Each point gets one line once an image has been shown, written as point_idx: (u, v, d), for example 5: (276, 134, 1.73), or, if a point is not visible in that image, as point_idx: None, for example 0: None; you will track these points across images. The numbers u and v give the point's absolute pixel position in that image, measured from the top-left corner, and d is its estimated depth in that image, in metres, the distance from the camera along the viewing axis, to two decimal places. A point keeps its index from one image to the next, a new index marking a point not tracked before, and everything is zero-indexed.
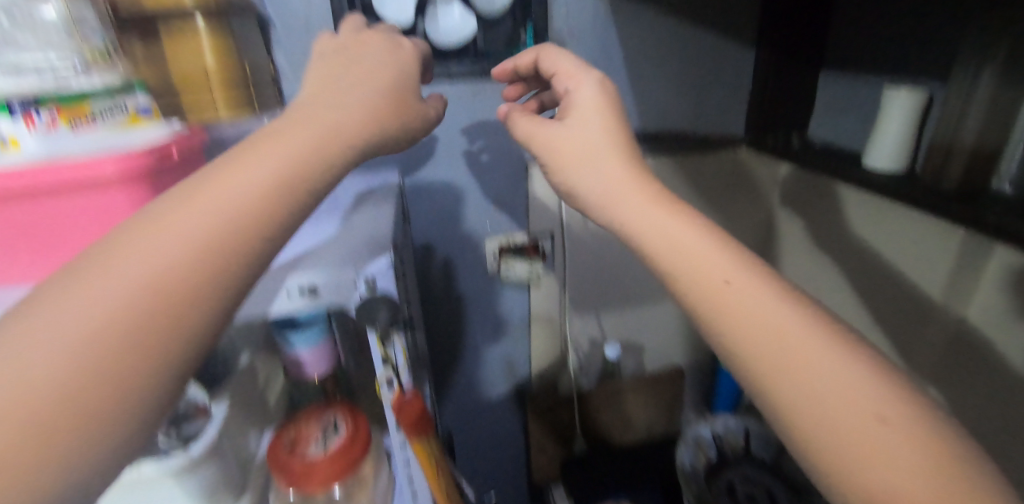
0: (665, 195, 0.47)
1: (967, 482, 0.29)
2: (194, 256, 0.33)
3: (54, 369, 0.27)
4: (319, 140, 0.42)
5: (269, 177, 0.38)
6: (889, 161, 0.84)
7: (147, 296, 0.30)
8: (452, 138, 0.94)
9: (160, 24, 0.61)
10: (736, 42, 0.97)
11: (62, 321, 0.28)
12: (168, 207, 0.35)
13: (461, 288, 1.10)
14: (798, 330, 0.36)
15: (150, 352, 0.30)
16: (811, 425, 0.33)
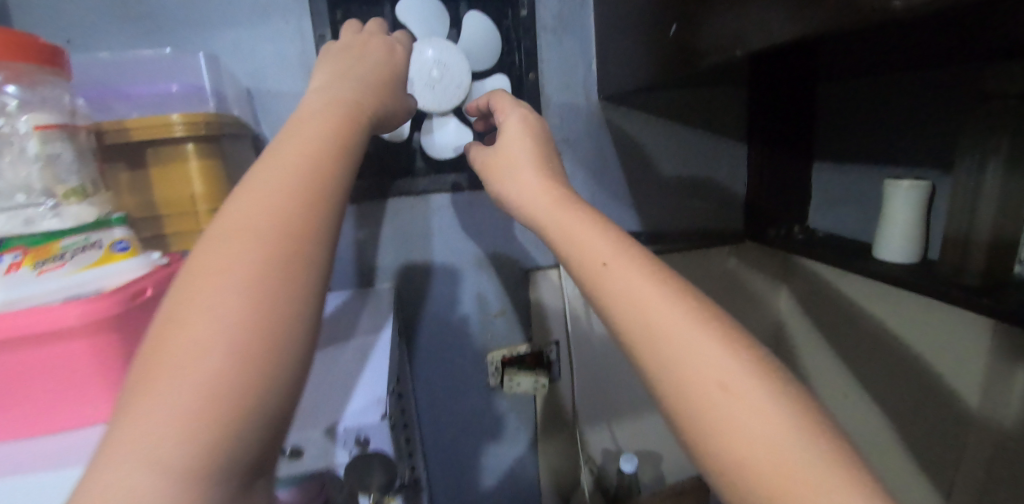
0: (567, 197, 0.49)
1: (801, 449, 0.30)
2: (244, 310, 0.31)
3: (206, 356, 0.29)
4: (313, 152, 0.39)
5: (276, 205, 0.35)
6: (903, 251, 0.81)
7: (218, 374, 0.29)
8: (450, 243, 0.91)
9: (149, 153, 0.58)
10: (725, 141, 1.00)
11: (144, 426, 0.28)
12: (189, 277, 0.33)
13: (462, 404, 1.00)
14: (663, 307, 0.37)
15: (240, 410, 0.29)
16: (685, 404, 0.33)
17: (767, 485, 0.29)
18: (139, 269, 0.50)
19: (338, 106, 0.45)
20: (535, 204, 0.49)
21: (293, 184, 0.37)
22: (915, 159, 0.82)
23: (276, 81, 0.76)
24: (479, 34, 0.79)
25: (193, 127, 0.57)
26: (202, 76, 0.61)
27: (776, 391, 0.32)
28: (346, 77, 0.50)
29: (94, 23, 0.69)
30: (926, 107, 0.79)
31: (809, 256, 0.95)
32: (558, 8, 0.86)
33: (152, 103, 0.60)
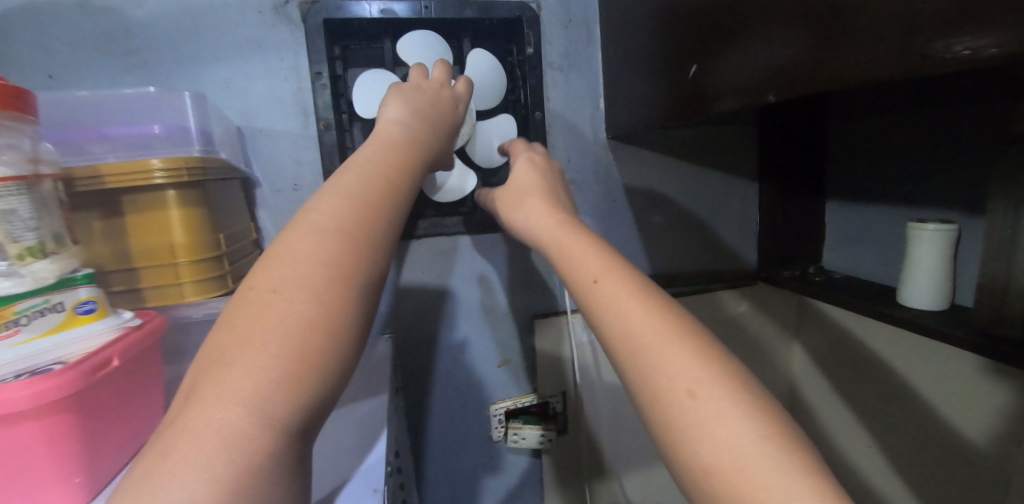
0: (570, 219, 0.49)
1: (765, 463, 0.30)
2: (323, 306, 0.37)
3: (291, 323, 0.36)
4: (383, 172, 0.47)
5: (350, 216, 0.42)
6: (932, 297, 0.76)
7: (299, 340, 0.36)
8: (451, 288, 0.86)
9: (125, 201, 0.53)
10: (736, 180, 0.97)
11: (228, 399, 0.33)
12: (270, 271, 0.39)
13: (462, 460, 0.93)
14: (645, 320, 0.37)
15: (305, 396, 0.35)
16: (673, 422, 0.33)
17: (730, 496, 0.30)
18: (111, 332, 0.45)
19: (407, 130, 0.54)
20: (539, 233, 0.49)
21: (366, 199, 0.44)
22: (938, 200, 0.79)
23: (269, 119, 0.73)
24: (485, 71, 0.76)
25: (175, 173, 0.53)
26: (187, 116, 0.57)
27: (750, 408, 0.32)
28: (412, 104, 0.58)
29: (80, 58, 0.66)
30: (943, 148, 0.77)
31: (823, 300, 0.90)
32: (564, 46, 0.83)
33: (132, 145, 0.55)
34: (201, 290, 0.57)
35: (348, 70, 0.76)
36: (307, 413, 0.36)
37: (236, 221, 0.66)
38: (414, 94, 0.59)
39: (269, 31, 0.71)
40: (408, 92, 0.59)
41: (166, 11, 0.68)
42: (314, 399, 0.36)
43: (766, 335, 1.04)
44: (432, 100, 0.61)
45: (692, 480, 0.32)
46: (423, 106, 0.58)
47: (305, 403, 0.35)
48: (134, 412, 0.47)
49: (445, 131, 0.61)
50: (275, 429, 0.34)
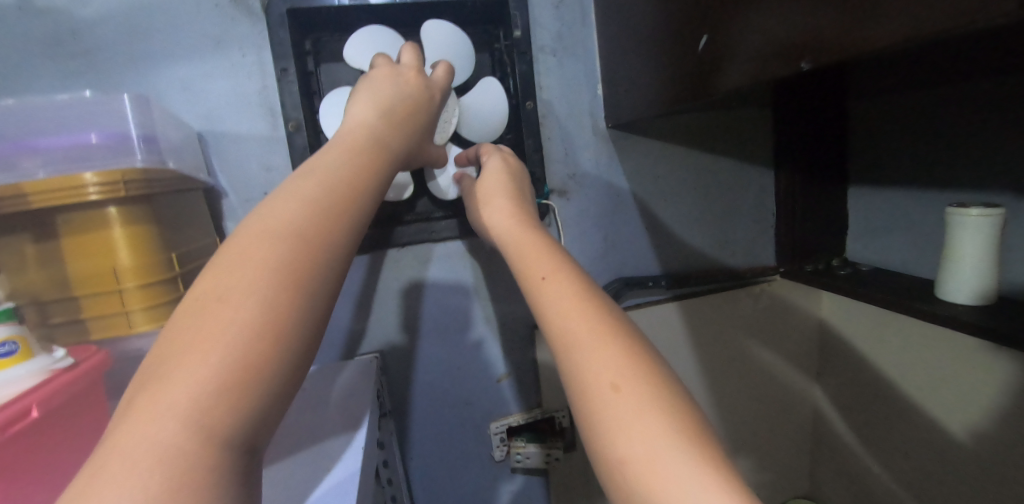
0: (530, 222, 0.49)
1: (673, 459, 0.28)
2: (272, 313, 0.31)
3: (236, 333, 0.29)
4: (352, 174, 0.40)
5: (308, 221, 0.35)
6: (978, 286, 0.68)
7: (243, 349, 0.29)
8: (442, 300, 0.79)
9: (59, 221, 0.46)
10: (751, 168, 0.88)
11: (165, 412, 0.27)
12: (214, 276, 0.32)
13: (464, 483, 0.86)
14: (582, 316, 0.36)
15: (251, 410, 0.29)
16: (596, 419, 0.31)
17: (641, 493, 0.28)
18: (34, 376, 0.39)
19: (377, 131, 0.47)
20: (505, 236, 0.49)
21: (328, 204, 0.37)
22: (976, 178, 0.71)
23: (233, 122, 0.66)
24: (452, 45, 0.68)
25: (110, 187, 0.46)
26: (127, 120, 0.51)
27: (668, 409, 0.30)
28: (380, 100, 0.50)
29: (22, 64, 0.59)
30: (983, 118, 0.69)
31: (850, 293, 0.83)
32: (556, 27, 0.76)
33: (69, 158, 0.49)
34: (154, 318, 0.50)
35: (320, 65, 0.69)
36: (255, 428, 0.30)
37: (197, 237, 0.60)
38: (382, 87, 0.52)
39: (228, 25, 0.64)
40: (374, 85, 0.52)
41: (112, 7, 0.61)
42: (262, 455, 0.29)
43: (786, 336, 0.97)
44: (402, 92, 0.53)
45: (612, 479, 0.30)
46: (391, 103, 0.51)
47: (250, 418, 0.29)
48: (67, 464, 0.41)
49: (419, 125, 0.54)
50: (217, 444, 0.27)
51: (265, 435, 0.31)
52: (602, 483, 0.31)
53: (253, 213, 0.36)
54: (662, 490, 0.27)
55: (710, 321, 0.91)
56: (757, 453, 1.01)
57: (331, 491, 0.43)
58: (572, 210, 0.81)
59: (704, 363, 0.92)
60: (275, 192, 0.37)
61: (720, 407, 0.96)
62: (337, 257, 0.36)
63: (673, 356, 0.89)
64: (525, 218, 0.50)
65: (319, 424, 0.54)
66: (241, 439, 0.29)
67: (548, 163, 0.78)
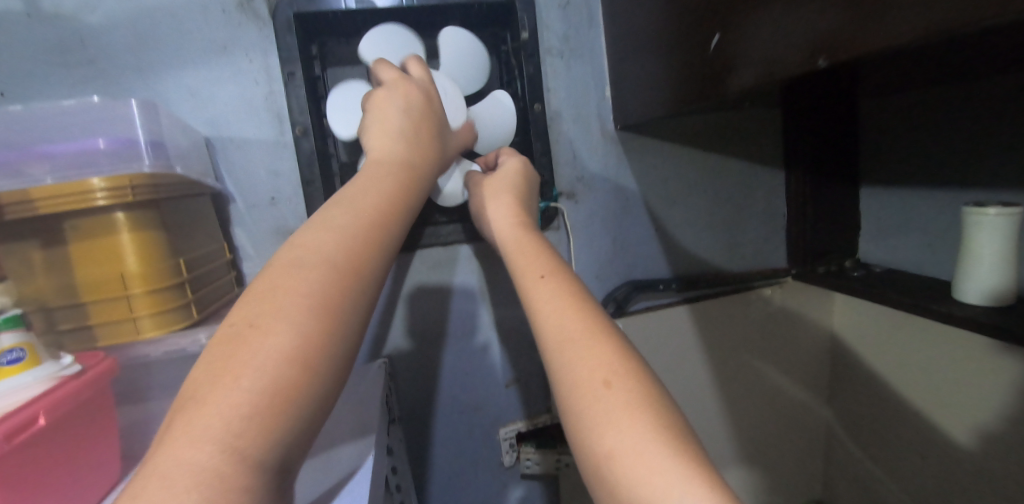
0: (526, 225, 0.54)
1: (662, 448, 0.30)
2: (305, 339, 0.32)
3: (269, 358, 0.30)
4: (380, 203, 0.42)
5: (339, 250, 0.37)
6: (996, 287, 0.67)
7: (276, 374, 0.30)
8: (451, 304, 0.79)
9: (66, 226, 0.46)
10: (761, 169, 0.87)
11: (199, 437, 0.27)
12: (249, 305, 0.33)
13: (473, 490, 0.85)
14: (568, 319, 0.40)
15: (281, 433, 0.29)
16: (584, 411, 0.34)
17: (625, 480, 0.30)
18: (42, 384, 0.39)
19: (399, 157, 0.49)
20: (503, 239, 0.53)
21: (358, 232, 0.39)
22: (991, 177, 0.70)
23: (240, 128, 0.66)
24: (458, 55, 0.67)
25: (118, 192, 0.46)
26: (135, 126, 0.50)
27: (652, 405, 0.33)
28: (393, 127, 0.51)
29: (30, 72, 0.59)
30: (993, 123, 0.68)
31: (849, 292, 0.83)
32: (563, 29, 0.75)
33: (73, 163, 0.49)
34: (161, 324, 0.49)
35: (327, 70, 0.69)
36: (285, 449, 0.30)
37: (205, 242, 0.59)
38: (390, 109, 0.53)
39: (236, 31, 0.64)
40: (380, 110, 0.53)
41: (120, 14, 0.61)
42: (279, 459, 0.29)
43: (798, 339, 0.96)
44: (409, 110, 0.53)
45: (595, 474, 0.33)
46: (404, 127, 0.52)
47: (283, 441, 0.30)
48: (73, 474, 0.40)
49: (434, 142, 0.55)
50: (250, 466, 0.28)
51: (294, 457, 0.31)
52: (586, 480, 0.34)
53: (287, 244, 0.37)
54: (645, 478, 0.29)
55: (722, 324, 0.89)
56: (771, 459, 1.00)
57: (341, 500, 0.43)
58: (581, 213, 0.80)
59: (715, 368, 0.91)
60: (309, 222, 0.39)
61: (733, 411, 0.94)
62: (365, 283, 0.37)
63: (684, 360, 0.88)
64: (525, 222, 0.54)
65: (330, 431, 0.53)
66: (274, 462, 0.29)
67: (556, 166, 0.78)
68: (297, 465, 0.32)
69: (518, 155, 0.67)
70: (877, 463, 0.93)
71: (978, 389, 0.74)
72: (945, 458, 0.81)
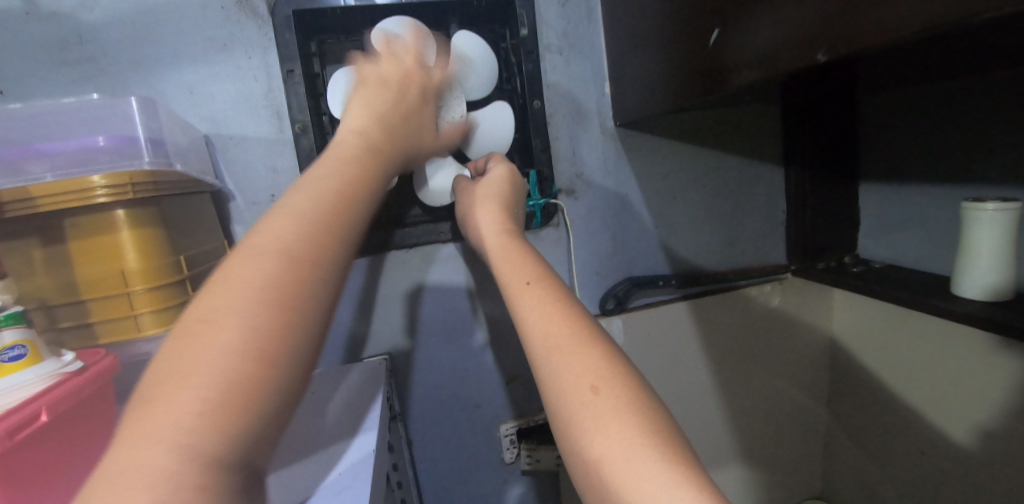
0: (513, 231, 0.54)
1: (651, 453, 0.32)
2: (254, 335, 0.32)
3: (218, 355, 0.31)
4: (341, 190, 0.41)
5: (297, 239, 0.37)
6: (995, 281, 0.67)
7: (225, 371, 0.30)
8: (451, 301, 0.79)
9: (67, 223, 0.46)
10: (760, 165, 0.88)
11: (150, 436, 0.28)
12: (202, 300, 0.34)
13: (473, 486, 0.85)
14: (555, 326, 0.41)
15: (240, 429, 0.30)
16: (573, 417, 0.35)
17: (617, 486, 0.31)
18: (44, 380, 0.39)
19: (368, 142, 0.48)
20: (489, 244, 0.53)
21: (318, 219, 0.39)
22: (989, 175, 0.70)
23: (240, 125, 0.66)
24: (469, 62, 0.67)
25: (118, 189, 0.46)
26: (134, 123, 0.50)
27: (639, 411, 0.34)
28: (373, 106, 0.52)
29: (28, 69, 0.59)
30: (989, 125, 0.69)
31: (851, 287, 0.83)
32: (562, 26, 0.75)
33: (73, 160, 0.49)
34: (162, 321, 0.49)
35: (326, 66, 0.69)
36: (248, 446, 0.30)
37: (204, 239, 0.59)
38: (377, 94, 0.53)
39: (235, 28, 0.64)
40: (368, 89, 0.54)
41: (118, 11, 0.61)
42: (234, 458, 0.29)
43: (797, 335, 0.96)
44: (395, 98, 0.55)
45: (586, 478, 0.34)
46: (384, 112, 0.52)
47: (244, 439, 0.30)
48: (75, 470, 0.40)
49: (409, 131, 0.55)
50: (208, 464, 0.28)
51: (259, 453, 0.31)
52: (576, 482, 0.36)
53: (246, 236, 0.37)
54: (635, 483, 0.31)
55: (722, 320, 0.90)
56: (771, 454, 1.00)
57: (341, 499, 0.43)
58: (581, 209, 0.80)
59: (715, 363, 0.91)
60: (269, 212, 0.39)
61: (733, 407, 0.94)
62: (324, 274, 0.37)
63: (685, 356, 0.88)
64: (510, 227, 0.54)
65: (331, 427, 0.53)
66: (237, 460, 0.30)
67: (556, 162, 0.78)
68: (264, 463, 0.32)
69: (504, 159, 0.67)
70: (877, 459, 0.93)
71: (975, 384, 0.75)
72: (943, 452, 0.81)
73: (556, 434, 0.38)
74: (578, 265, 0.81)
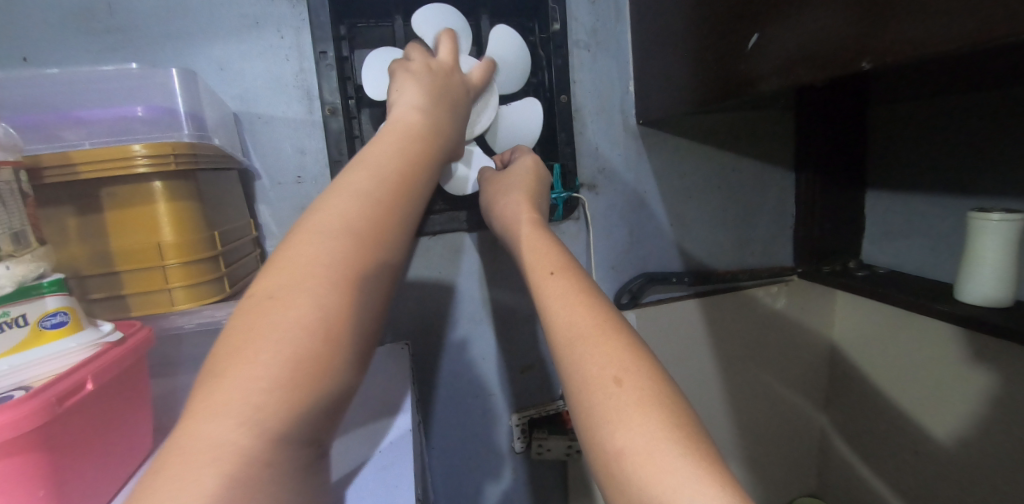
0: (537, 219, 0.55)
1: (671, 448, 0.32)
2: (324, 313, 0.34)
3: (287, 332, 0.32)
4: (402, 168, 0.44)
5: (358, 220, 0.39)
6: (994, 291, 0.69)
7: (295, 348, 0.32)
8: (468, 289, 0.79)
9: (104, 193, 0.45)
10: (774, 169, 0.90)
11: (219, 409, 0.30)
12: (270, 277, 0.35)
13: (482, 474, 0.86)
14: (580, 317, 0.41)
15: (306, 405, 0.32)
16: (597, 407, 0.36)
17: (638, 478, 0.32)
18: (86, 349, 0.38)
19: (428, 119, 0.49)
20: (516, 228, 0.54)
21: (379, 198, 0.41)
22: (993, 187, 0.73)
23: (268, 105, 0.65)
24: (511, 56, 0.68)
25: (160, 159, 0.45)
26: (175, 97, 0.50)
27: (662, 405, 0.35)
28: (431, 91, 0.52)
29: (55, 36, 0.58)
30: (995, 137, 0.72)
31: (846, 289, 0.86)
32: (591, 22, 0.76)
33: (110, 129, 0.48)
34: (194, 296, 0.49)
35: (355, 51, 0.68)
36: (307, 424, 0.33)
37: (235, 217, 0.59)
38: (433, 80, 0.53)
39: (269, 6, 0.63)
40: (422, 74, 0.53)
41: None
42: (289, 437, 0.32)
43: (801, 336, 0.99)
44: (446, 87, 0.55)
45: (604, 473, 0.35)
46: (438, 95, 0.52)
47: (302, 419, 0.32)
48: (114, 444, 0.40)
49: (458, 123, 0.55)
50: (272, 440, 0.30)
51: (318, 430, 0.34)
52: (596, 475, 0.36)
53: (306, 214, 0.39)
54: (657, 477, 0.31)
55: (730, 319, 0.92)
56: (770, 451, 1.02)
57: (377, 488, 0.43)
58: (600, 205, 0.81)
59: (722, 361, 0.93)
60: (329, 189, 0.41)
61: (736, 406, 0.97)
62: (382, 258, 0.39)
63: (693, 352, 0.90)
64: (536, 217, 0.55)
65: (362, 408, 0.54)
66: (297, 437, 0.32)
67: (580, 156, 0.79)
68: (311, 435, 0.34)
69: (530, 151, 0.68)
70: (869, 458, 0.97)
71: (968, 388, 0.77)
72: (935, 453, 0.84)
73: (576, 427, 0.38)
74: (595, 259, 0.82)
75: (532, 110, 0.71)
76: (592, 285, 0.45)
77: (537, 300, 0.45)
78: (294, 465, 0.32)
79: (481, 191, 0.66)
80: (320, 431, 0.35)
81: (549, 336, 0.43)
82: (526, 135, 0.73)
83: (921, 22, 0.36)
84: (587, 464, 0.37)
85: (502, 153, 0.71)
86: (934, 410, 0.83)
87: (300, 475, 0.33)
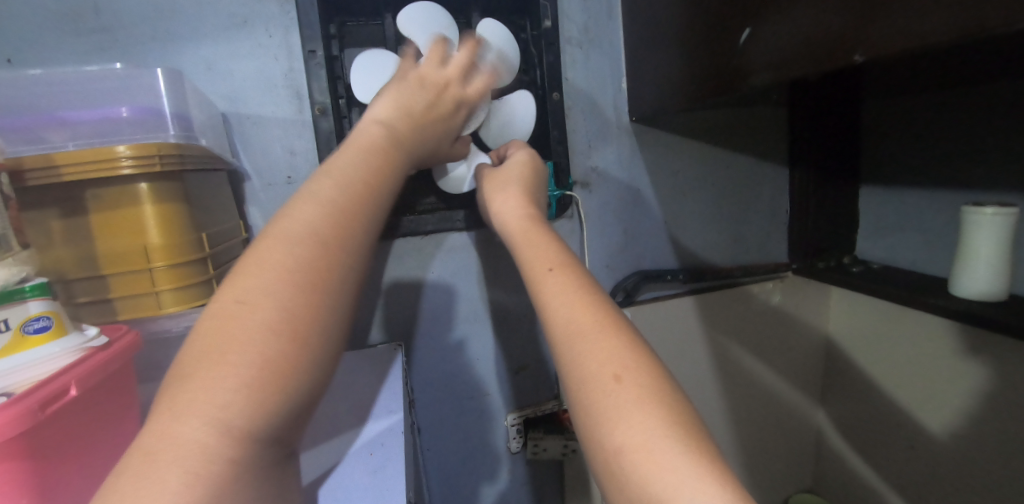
0: (535, 215, 0.54)
1: (672, 444, 0.32)
2: (290, 314, 0.34)
3: (253, 334, 0.32)
4: (368, 176, 0.43)
5: (325, 223, 0.38)
6: (988, 285, 0.69)
7: (263, 349, 0.32)
8: (462, 289, 0.79)
9: (89, 196, 0.45)
10: (768, 165, 0.90)
11: (183, 411, 0.30)
12: (236, 281, 0.35)
13: (478, 474, 0.86)
14: (579, 314, 0.41)
15: (274, 405, 0.32)
16: (597, 404, 0.36)
17: (637, 475, 0.32)
18: (69, 354, 0.37)
19: (393, 132, 0.49)
20: (511, 225, 0.53)
21: (344, 204, 0.40)
22: (987, 180, 0.73)
23: (257, 105, 0.64)
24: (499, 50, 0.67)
25: (145, 160, 0.45)
26: (161, 97, 0.50)
27: (662, 402, 0.35)
28: (404, 100, 0.52)
29: (39, 37, 0.57)
30: (989, 131, 0.72)
31: (842, 285, 0.86)
32: (583, 20, 0.76)
33: (95, 131, 0.47)
34: (182, 300, 0.48)
35: (345, 50, 0.68)
36: (276, 424, 0.32)
37: (224, 218, 0.58)
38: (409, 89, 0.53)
39: (256, 6, 0.63)
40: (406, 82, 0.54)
41: None
42: (256, 437, 0.31)
43: (796, 333, 0.99)
44: (430, 93, 0.55)
45: (605, 471, 0.34)
46: (413, 104, 0.52)
47: (270, 418, 0.32)
48: (101, 450, 0.39)
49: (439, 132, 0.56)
50: (239, 439, 0.30)
51: (285, 432, 0.34)
52: (595, 472, 0.36)
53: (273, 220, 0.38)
54: (657, 473, 0.31)
55: (725, 316, 0.92)
56: (766, 448, 1.02)
57: (369, 492, 0.43)
58: (594, 203, 0.81)
59: (718, 358, 0.93)
60: (296, 195, 0.40)
61: (732, 403, 0.97)
62: (353, 259, 0.39)
63: (689, 350, 0.90)
64: (534, 213, 0.54)
65: (354, 411, 0.53)
66: (265, 436, 0.32)
67: (573, 155, 0.79)
68: (280, 435, 0.33)
69: (526, 146, 0.67)
70: (865, 454, 0.97)
71: (962, 382, 0.77)
72: (930, 448, 0.84)
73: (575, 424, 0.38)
74: (589, 257, 0.82)
75: (524, 104, 0.71)
76: (591, 281, 0.45)
77: (535, 296, 0.45)
78: (259, 465, 0.32)
79: (478, 188, 0.65)
80: (289, 431, 0.34)
81: (547, 333, 0.42)
82: (517, 136, 0.72)
83: (914, 17, 0.35)
84: (585, 461, 0.37)
85: (500, 147, 0.70)
86: (929, 405, 0.83)
87: (265, 474, 0.33)
